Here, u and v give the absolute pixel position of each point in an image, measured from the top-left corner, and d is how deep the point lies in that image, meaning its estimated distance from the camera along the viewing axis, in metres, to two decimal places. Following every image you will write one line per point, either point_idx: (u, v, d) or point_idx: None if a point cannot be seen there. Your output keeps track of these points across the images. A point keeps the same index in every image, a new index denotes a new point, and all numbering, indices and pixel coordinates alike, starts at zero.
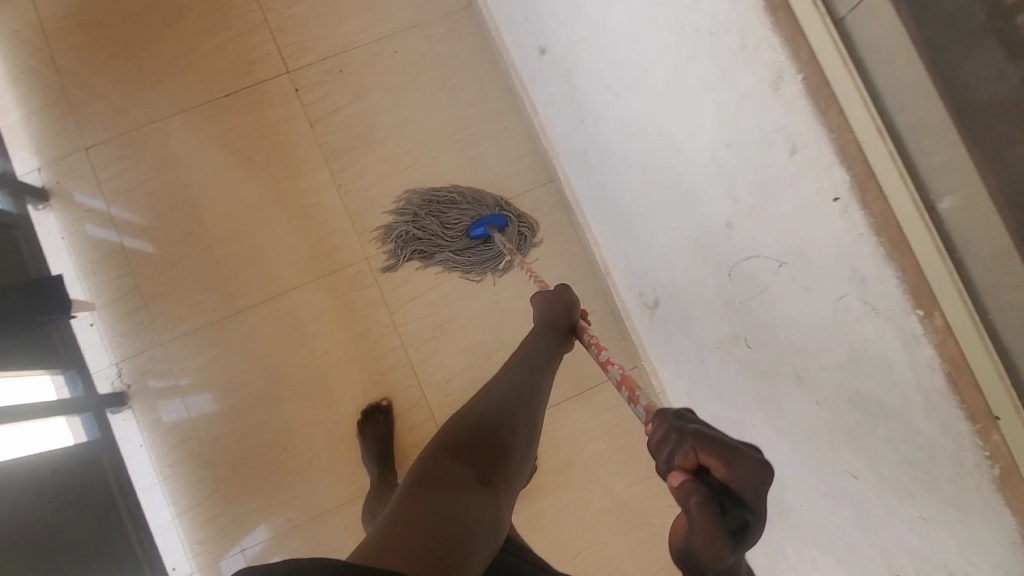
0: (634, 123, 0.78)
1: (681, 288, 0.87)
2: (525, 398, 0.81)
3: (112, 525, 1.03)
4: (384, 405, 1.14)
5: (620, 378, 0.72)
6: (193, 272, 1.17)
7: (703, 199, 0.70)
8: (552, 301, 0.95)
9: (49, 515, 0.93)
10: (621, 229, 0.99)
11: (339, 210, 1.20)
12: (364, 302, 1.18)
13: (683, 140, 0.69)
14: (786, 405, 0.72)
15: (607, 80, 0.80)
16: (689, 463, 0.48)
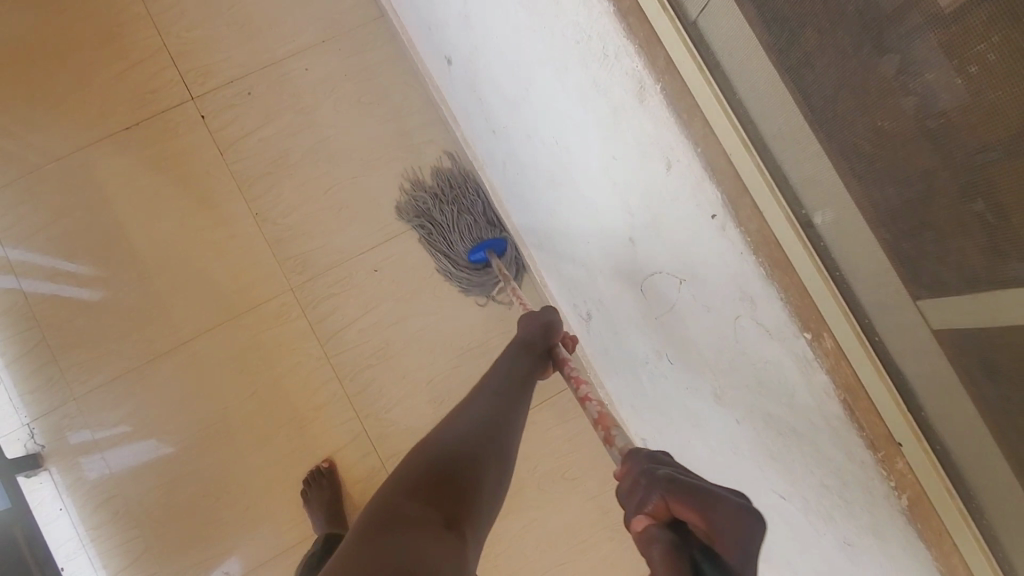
0: (535, 134, 0.74)
1: (606, 301, 0.82)
2: (503, 411, 0.72)
3: None
4: (326, 467, 1.08)
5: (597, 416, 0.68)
6: (105, 319, 1.10)
7: (606, 212, 0.65)
8: (533, 317, 0.85)
9: None
10: (546, 241, 0.94)
11: (258, 241, 1.14)
12: (292, 335, 1.12)
13: (578, 152, 0.64)
14: (713, 423, 0.67)
15: (505, 91, 0.76)
16: (660, 513, 0.45)
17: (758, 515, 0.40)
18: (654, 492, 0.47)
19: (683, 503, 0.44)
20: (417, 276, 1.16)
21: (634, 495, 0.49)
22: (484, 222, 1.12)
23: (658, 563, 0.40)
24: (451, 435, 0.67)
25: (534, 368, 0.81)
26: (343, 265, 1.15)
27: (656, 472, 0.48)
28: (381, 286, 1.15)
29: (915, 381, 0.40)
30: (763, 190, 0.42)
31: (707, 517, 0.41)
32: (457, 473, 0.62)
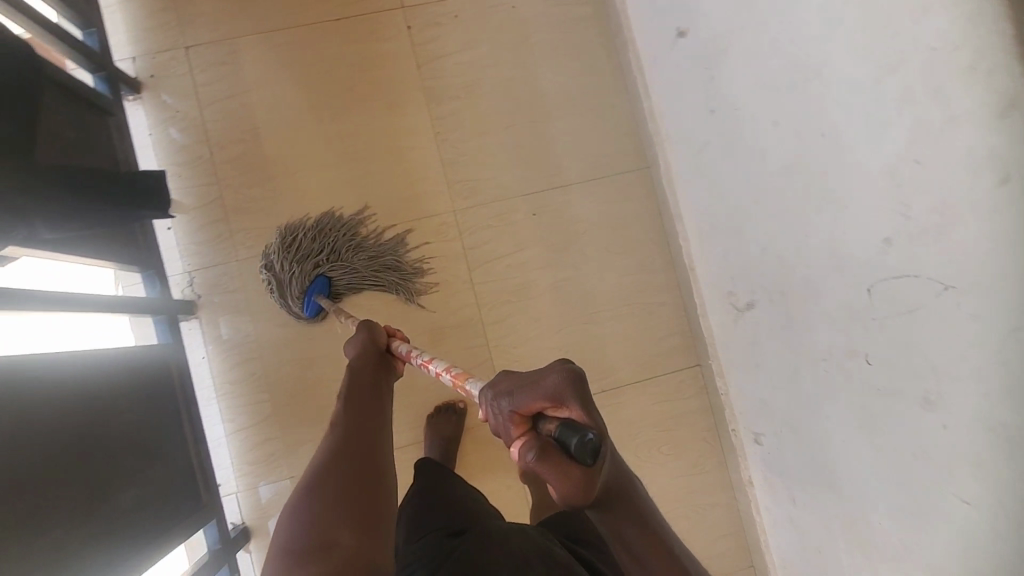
0: (789, 124, 0.78)
1: (790, 295, 0.87)
2: (364, 430, 0.72)
3: (172, 437, 0.98)
4: (460, 407, 1.14)
5: (456, 378, 0.72)
6: (277, 194, 1.15)
7: (860, 211, 0.70)
8: (355, 342, 0.90)
9: (110, 421, 0.85)
10: (728, 227, 0.99)
11: (432, 157, 1.19)
12: (445, 254, 1.18)
13: (853, 149, 0.69)
14: (896, 425, 0.73)
15: (766, 77, 0.80)
16: (521, 420, 0.45)
17: (568, 372, 0.44)
18: (505, 412, 0.46)
19: (530, 402, 0.44)
20: (508, 234, 1.21)
21: (494, 415, 0.48)
22: (308, 262, 1.10)
23: (541, 466, 0.40)
24: (314, 472, 0.63)
25: (378, 377, 0.84)
26: (505, 201, 1.20)
27: (499, 391, 0.48)
28: (535, 229, 1.20)
29: None
30: None
31: (550, 401, 0.43)
32: (345, 502, 0.59)
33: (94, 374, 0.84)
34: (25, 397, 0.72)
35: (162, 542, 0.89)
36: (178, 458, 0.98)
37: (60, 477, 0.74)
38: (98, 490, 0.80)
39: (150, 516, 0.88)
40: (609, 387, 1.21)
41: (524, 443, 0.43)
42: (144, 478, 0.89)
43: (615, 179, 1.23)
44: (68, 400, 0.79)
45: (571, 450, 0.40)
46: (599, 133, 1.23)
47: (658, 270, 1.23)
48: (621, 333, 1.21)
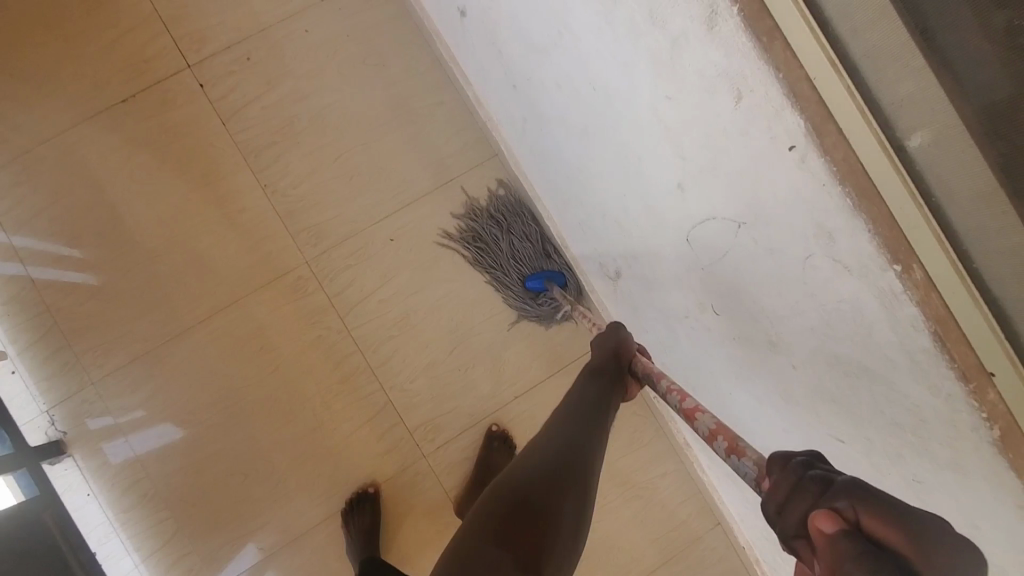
0: (567, 85, 0.71)
1: (639, 257, 0.80)
2: (577, 449, 0.62)
3: None
4: (371, 491, 1.07)
5: (710, 432, 0.51)
6: (115, 300, 1.07)
7: (650, 160, 0.63)
8: (603, 341, 0.73)
9: None
10: (570, 199, 0.92)
11: (268, 214, 1.11)
12: (311, 307, 1.10)
13: (620, 96, 0.62)
14: (762, 372, 0.66)
15: (533, 39, 0.73)
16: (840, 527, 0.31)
17: (972, 546, 0.29)
18: (806, 493, 0.34)
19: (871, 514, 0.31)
20: (372, 265, 1.12)
21: (792, 494, 0.35)
22: (541, 248, 1.10)
23: None
24: (518, 480, 0.61)
25: (612, 394, 0.68)
26: (358, 236, 1.12)
27: (807, 469, 0.36)
28: (398, 254, 1.13)
29: (1012, 306, 0.37)
30: (853, 113, 0.40)
31: (916, 542, 0.29)
32: (512, 536, 0.57)
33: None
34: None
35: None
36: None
37: None
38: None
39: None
40: (523, 391, 1.14)
41: (823, 524, 0.31)
42: None
43: (466, 177, 1.15)
44: None
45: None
46: (435, 135, 1.15)
47: None
48: (519, 332, 1.14)
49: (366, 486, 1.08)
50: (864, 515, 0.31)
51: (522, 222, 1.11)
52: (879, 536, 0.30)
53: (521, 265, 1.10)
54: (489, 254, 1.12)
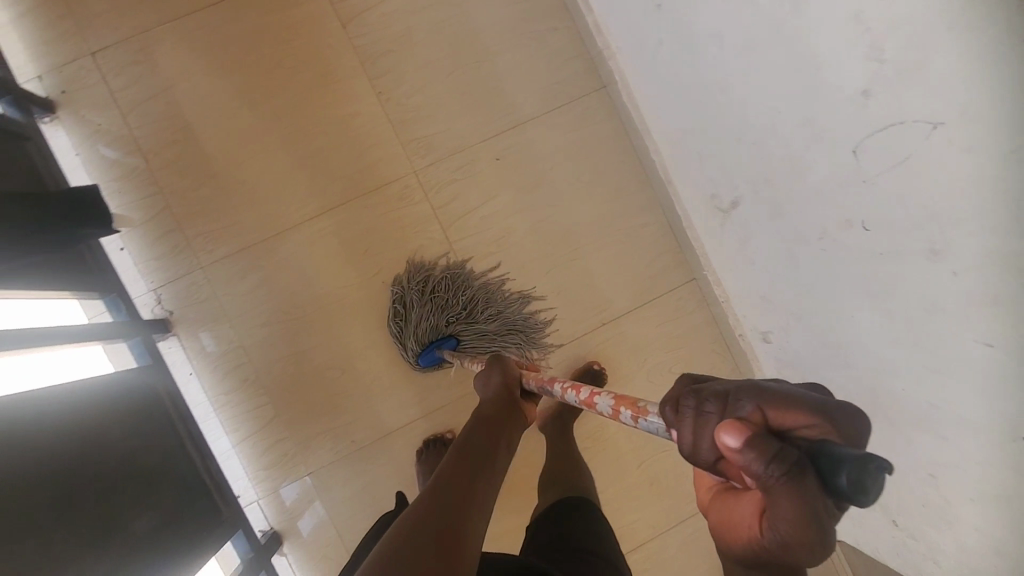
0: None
1: (774, 180, 0.83)
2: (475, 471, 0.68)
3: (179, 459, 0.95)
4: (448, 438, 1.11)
5: (613, 407, 0.62)
6: (228, 190, 1.09)
7: (830, 70, 0.66)
8: (487, 374, 0.93)
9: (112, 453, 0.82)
10: (698, 125, 0.94)
11: (380, 122, 1.12)
12: (415, 217, 1.13)
13: (813, 4, 0.65)
14: (904, 285, 0.70)
15: None
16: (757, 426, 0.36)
17: (859, 411, 0.35)
18: (712, 412, 0.39)
19: (781, 411, 0.36)
20: (476, 182, 1.15)
21: (702, 415, 0.40)
22: (439, 322, 1.10)
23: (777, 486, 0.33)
24: (433, 498, 0.61)
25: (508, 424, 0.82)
26: (465, 152, 1.15)
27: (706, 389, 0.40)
28: (502, 175, 1.16)
29: None
30: None
31: (827, 421, 0.35)
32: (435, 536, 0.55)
33: (60, 409, 0.77)
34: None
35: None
36: (185, 479, 0.95)
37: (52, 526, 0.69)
38: (99, 537, 0.74)
39: (159, 552, 0.82)
40: (608, 319, 1.19)
41: (726, 438, 0.35)
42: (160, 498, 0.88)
43: (572, 105, 1.17)
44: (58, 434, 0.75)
45: (842, 484, 0.31)
46: (547, 61, 1.16)
47: (634, 191, 1.18)
48: (609, 262, 1.18)
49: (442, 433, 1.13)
50: (767, 412, 0.36)
51: (465, 288, 1.12)
52: (786, 426, 0.35)
53: (482, 323, 1.11)
54: (462, 314, 1.11)
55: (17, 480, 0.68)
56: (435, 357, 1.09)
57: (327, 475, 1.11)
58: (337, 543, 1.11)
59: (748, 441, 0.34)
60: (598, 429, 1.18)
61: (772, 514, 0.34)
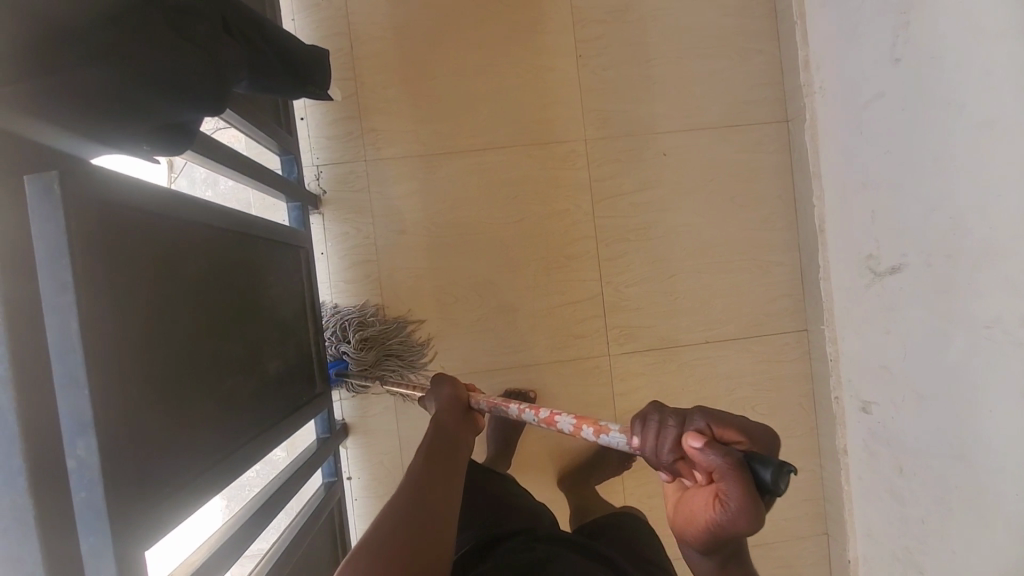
0: (998, 77, 0.74)
1: (957, 260, 0.84)
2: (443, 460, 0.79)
3: (302, 336, 0.96)
4: (530, 397, 1.15)
5: (573, 425, 0.67)
6: (414, 96, 1.13)
7: None
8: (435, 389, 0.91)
9: (262, 313, 0.82)
10: (887, 185, 0.96)
11: (571, 83, 1.16)
12: (572, 182, 1.16)
13: None
14: None
15: (981, 25, 0.75)
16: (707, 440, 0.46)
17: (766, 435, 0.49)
18: (674, 429, 0.48)
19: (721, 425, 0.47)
20: (637, 170, 1.18)
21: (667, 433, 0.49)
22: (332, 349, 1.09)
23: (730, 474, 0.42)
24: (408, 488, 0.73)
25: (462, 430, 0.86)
26: (638, 138, 1.17)
27: (657, 412, 0.51)
28: (663, 171, 1.18)
29: None
30: None
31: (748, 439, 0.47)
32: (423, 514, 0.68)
33: (238, 230, 0.76)
34: (184, 236, 0.63)
35: (285, 433, 0.82)
36: (297, 345, 0.94)
37: (224, 366, 0.68)
38: (244, 364, 0.74)
39: (272, 400, 0.82)
40: (713, 340, 1.20)
41: (693, 441, 0.45)
42: (285, 365, 0.88)
43: (750, 130, 1.19)
44: (236, 278, 0.75)
45: (764, 477, 0.41)
46: (741, 80, 1.19)
47: (779, 229, 1.20)
48: (733, 287, 1.20)
49: (526, 390, 1.16)
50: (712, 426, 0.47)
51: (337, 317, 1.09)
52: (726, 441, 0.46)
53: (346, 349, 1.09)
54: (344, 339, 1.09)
55: (205, 278, 0.67)
56: (333, 376, 1.10)
57: None
58: (395, 455, 1.14)
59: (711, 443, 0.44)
60: None
61: (725, 499, 0.42)
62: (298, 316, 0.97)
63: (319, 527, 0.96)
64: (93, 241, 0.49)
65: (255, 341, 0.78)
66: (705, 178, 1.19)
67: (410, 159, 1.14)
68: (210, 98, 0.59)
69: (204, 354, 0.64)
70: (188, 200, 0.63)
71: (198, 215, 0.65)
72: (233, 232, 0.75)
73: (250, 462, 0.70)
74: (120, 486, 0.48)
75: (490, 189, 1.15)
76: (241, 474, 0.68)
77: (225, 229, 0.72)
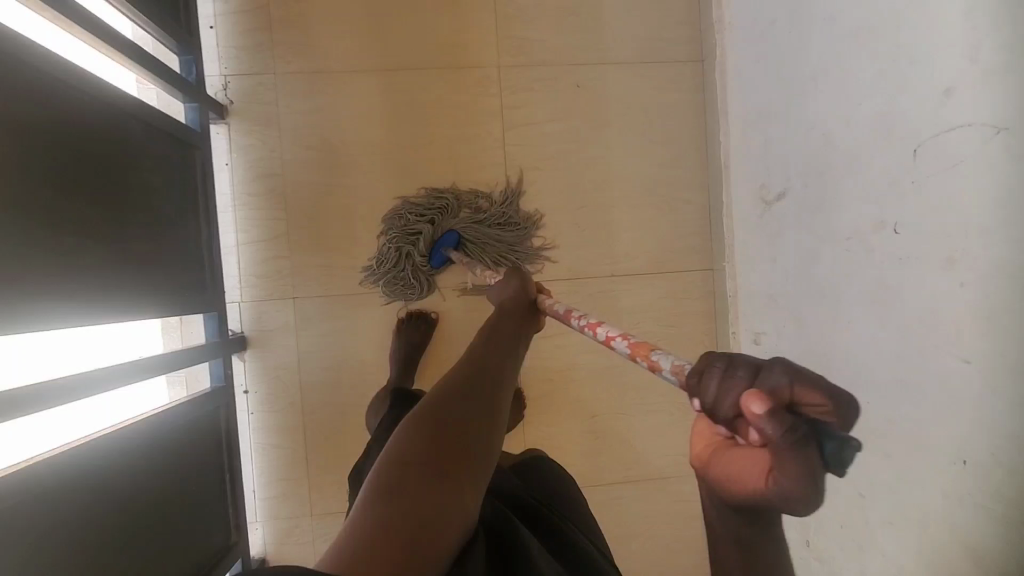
0: None
1: (826, 175, 0.86)
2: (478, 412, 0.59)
3: (190, 235, 0.96)
4: (431, 318, 1.16)
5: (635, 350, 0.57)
6: (327, 13, 1.13)
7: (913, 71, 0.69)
8: (508, 285, 0.86)
9: (132, 191, 0.82)
10: (776, 114, 0.97)
11: (488, 8, 1.16)
12: (484, 107, 1.17)
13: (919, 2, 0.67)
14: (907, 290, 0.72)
15: None
16: (776, 402, 0.31)
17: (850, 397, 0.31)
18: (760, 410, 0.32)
19: (801, 391, 0.31)
20: (550, 100, 1.18)
21: (722, 379, 0.35)
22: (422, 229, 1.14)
23: (792, 468, 0.30)
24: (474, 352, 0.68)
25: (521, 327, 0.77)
26: (554, 67, 1.18)
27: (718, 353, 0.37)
28: (577, 102, 1.19)
29: None
30: None
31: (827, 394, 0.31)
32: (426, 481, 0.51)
33: (97, 98, 0.76)
34: (8, 78, 0.63)
35: (139, 313, 0.82)
36: (182, 240, 0.94)
37: (60, 222, 0.68)
38: (91, 229, 0.73)
39: (137, 280, 0.82)
40: (620, 274, 1.21)
41: (753, 405, 0.31)
42: (160, 252, 0.88)
43: (664, 67, 1.20)
44: (90, 145, 0.74)
45: (826, 455, 0.30)
46: (658, 16, 1.20)
47: (689, 168, 1.21)
48: (640, 222, 1.21)
49: (428, 311, 1.17)
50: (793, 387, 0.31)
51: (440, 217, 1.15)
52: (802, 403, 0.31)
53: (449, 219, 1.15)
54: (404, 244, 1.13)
55: (38, 131, 0.66)
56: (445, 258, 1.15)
57: (309, 306, 1.14)
58: (292, 370, 1.14)
59: (775, 410, 0.31)
60: (570, 371, 1.20)
61: (775, 478, 0.31)
62: (188, 212, 0.96)
63: (196, 419, 0.95)
64: None
65: (115, 215, 0.78)
66: (619, 112, 1.20)
67: (320, 77, 1.13)
68: None
69: (30, 200, 0.64)
70: (14, 44, 0.63)
71: (25, 61, 0.64)
72: (90, 98, 0.75)
73: (74, 319, 0.70)
74: None
75: (402, 110, 1.15)
76: (65, 326, 0.68)
77: (75, 94, 0.72)
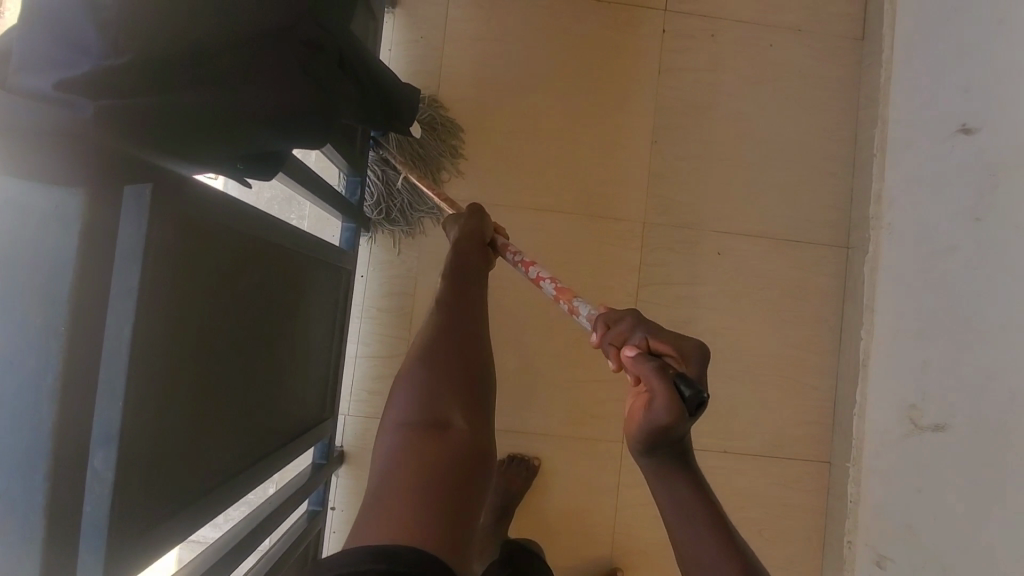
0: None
1: (1001, 436, 0.82)
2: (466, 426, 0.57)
3: (325, 362, 0.95)
4: (533, 464, 1.12)
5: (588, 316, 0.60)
6: (487, 147, 1.15)
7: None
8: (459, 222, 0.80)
9: (296, 331, 0.81)
10: (943, 344, 0.93)
11: (641, 164, 1.16)
12: (623, 260, 1.15)
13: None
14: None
15: None
16: (645, 346, 0.48)
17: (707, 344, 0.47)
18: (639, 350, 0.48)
19: (661, 344, 0.47)
20: (689, 264, 1.16)
21: (620, 331, 0.51)
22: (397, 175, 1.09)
23: (653, 386, 0.43)
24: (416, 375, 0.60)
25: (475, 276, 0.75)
26: (697, 231, 1.17)
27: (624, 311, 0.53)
28: (715, 270, 1.17)
29: None
30: None
31: (679, 352, 0.46)
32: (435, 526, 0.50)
33: (290, 247, 0.74)
34: (239, 251, 0.61)
35: (282, 462, 0.79)
36: (318, 365, 0.92)
37: (245, 390, 0.66)
38: (264, 385, 0.72)
39: (281, 422, 0.80)
40: (733, 450, 1.16)
41: (628, 350, 0.48)
42: (303, 386, 0.87)
43: (809, 248, 1.18)
44: (280, 297, 0.73)
45: (685, 394, 0.42)
46: (810, 197, 1.18)
47: (820, 353, 1.17)
48: (760, 401, 1.16)
49: (529, 456, 1.13)
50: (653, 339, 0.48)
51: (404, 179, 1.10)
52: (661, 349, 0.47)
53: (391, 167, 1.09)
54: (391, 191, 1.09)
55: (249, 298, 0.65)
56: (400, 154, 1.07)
57: None
58: None
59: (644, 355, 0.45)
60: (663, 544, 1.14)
61: (651, 404, 0.43)
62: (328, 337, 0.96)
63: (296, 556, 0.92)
64: (167, 252, 0.47)
65: (280, 360, 0.76)
66: (757, 286, 1.17)
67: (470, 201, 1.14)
68: (315, 117, 0.57)
69: (231, 376, 0.63)
70: (251, 218, 0.61)
71: (254, 231, 0.63)
72: (286, 249, 0.73)
73: (246, 488, 0.67)
74: (125, 521, 0.45)
75: (542, 250, 1.14)
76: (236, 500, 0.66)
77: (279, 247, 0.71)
